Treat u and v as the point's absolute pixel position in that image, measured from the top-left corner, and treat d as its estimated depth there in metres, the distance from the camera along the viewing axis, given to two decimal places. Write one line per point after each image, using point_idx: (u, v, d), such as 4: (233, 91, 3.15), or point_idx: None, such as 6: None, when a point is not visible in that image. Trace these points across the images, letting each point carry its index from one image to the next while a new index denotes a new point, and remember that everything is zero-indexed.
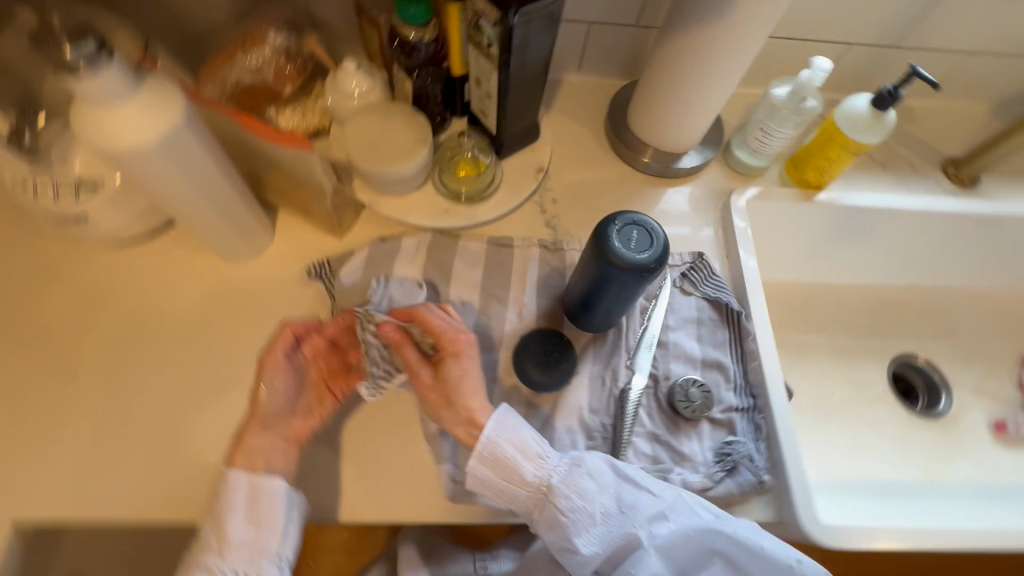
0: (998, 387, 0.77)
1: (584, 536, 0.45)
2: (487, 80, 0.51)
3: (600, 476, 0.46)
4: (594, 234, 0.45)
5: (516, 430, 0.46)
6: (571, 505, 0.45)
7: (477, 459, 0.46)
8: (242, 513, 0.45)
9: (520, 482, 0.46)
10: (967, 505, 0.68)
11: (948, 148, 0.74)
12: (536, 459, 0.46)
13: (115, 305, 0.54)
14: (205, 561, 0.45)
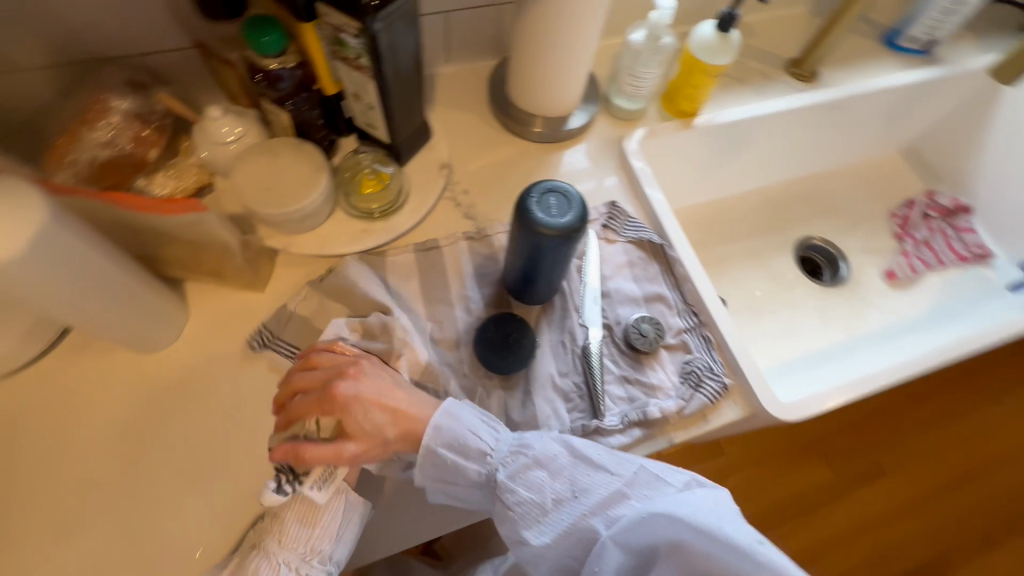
0: (880, 243, 0.89)
1: (540, 525, 0.45)
2: (366, 92, 0.51)
3: (552, 464, 0.45)
4: (517, 209, 0.46)
5: (461, 430, 0.46)
6: (523, 498, 0.45)
7: (421, 470, 0.46)
8: (301, 510, 0.44)
9: (470, 479, 0.46)
10: (885, 345, 0.79)
11: (789, 53, 0.83)
12: (478, 456, 0.46)
13: (32, 435, 0.48)
14: (264, 547, 0.43)
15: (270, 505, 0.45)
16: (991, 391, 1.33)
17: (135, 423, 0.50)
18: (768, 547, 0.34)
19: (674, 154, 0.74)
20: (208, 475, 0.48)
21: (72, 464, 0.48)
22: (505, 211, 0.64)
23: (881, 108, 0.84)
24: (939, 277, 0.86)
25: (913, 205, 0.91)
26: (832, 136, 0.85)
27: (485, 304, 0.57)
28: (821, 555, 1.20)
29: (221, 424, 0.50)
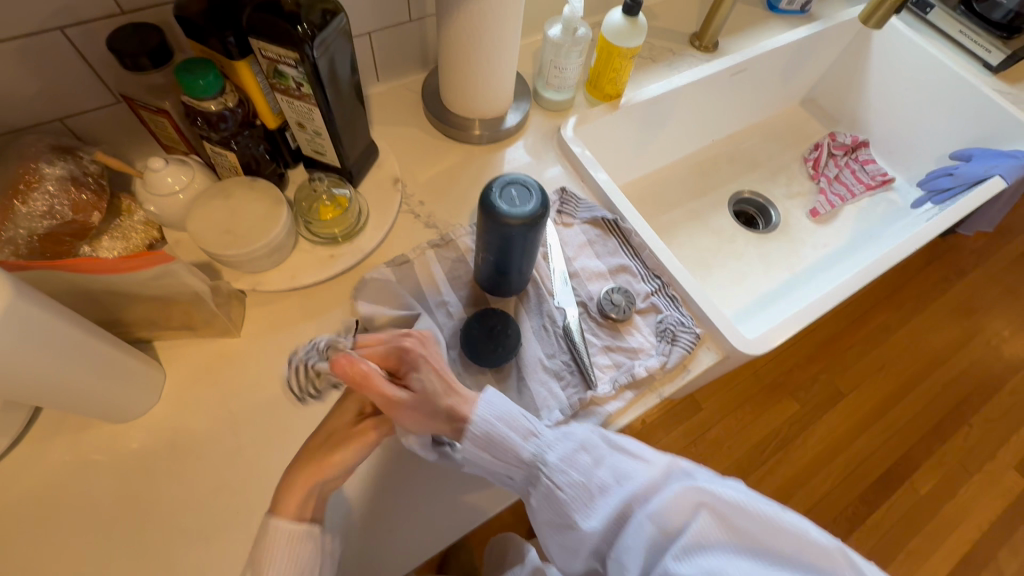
0: (799, 186, 0.99)
1: (584, 509, 0.45)
2: (310, 120, 0.52)
3: (595, 452, 0.47)
4: (481, 201, 0.48)
5: (511, 414, 0.47)
6: (568, 481, 0.45)
7: (469, 441, 0.45)
8: (288, 564, 0.40)
9: (516, 462, 0.46)
10: (823, 275, 0.88)
11: (690, 29, 0.90)
12: (529, 438, 0.47)
13: (19, 531, 0.46)
14: None
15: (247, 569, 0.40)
16: (916, 302, 1.49)
17: (132, 494, 0.48)
18: (795, 521, 0.40)
19: (606, 136, 0.79)
20: (221, 528, 0.47)
21: (71, 550, 0.45)
22: (463, 215, 0.66)
23: (777, 66, 0.93)
24: (854, 207, 0.96)
25: (820, 147, 1.01)
26: (741, 98, 0.93)
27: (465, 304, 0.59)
28: (804, 481, 1.29)
29: (225, 474, 0.49)
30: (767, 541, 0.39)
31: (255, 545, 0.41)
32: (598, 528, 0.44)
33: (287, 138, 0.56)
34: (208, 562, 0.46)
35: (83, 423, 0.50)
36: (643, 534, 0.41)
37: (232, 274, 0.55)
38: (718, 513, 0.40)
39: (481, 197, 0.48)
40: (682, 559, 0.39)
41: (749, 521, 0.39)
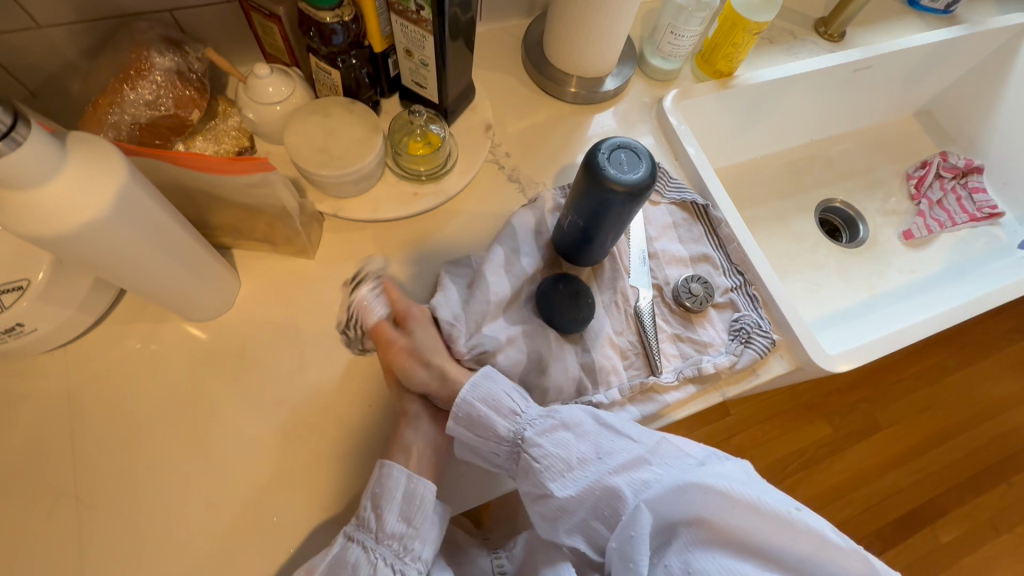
0: (896, 204, 0.91)
1: (559, 480, 0.45)
2: (420, 48, 0.50)
3: (576, 429, 0.46)
4: (586, 160, 0.46)
5: (488, 386, 0.47)
6: (547, 454, 0.45)
7: (452, 422, 0.47)
8: (397, 508, 0.44)
9: (496, 437, 0.47)
10: (905, 301, 0.82)
11: (815, 12, 0.83)
12: (509, 415, 0.46)
13: (94, 407, 0.48)
14: (356, 534, 0.43)
15: (367, 497, 0.45)
16: (981, 347, 1.39)
17: (199, 392, 0.49)
18: (803, 514, 0.38)
19: (706, 115, 0.73)
20: (278, 442, 0.48)
21: (138, 433, 0.47)
22: (548, 174, 0.63)
23: (902, 70, 0.85)
24: (952, 236, 0.89)
25: (929, 165, 0.92)
26: (854, 98, 0.86)
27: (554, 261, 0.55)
28: (823, 505, 1.26)
29: (287, 389, 0.50)
30: (768, 534, 0.38)
31: (368, 483, 0.45)
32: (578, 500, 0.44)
33: (390, 65, 0.55)
34: (262, 470, 0.47)
35: (160, 315, 0.51)
36: (628, 515, 0.41)
37: (317, 195, 0.55)
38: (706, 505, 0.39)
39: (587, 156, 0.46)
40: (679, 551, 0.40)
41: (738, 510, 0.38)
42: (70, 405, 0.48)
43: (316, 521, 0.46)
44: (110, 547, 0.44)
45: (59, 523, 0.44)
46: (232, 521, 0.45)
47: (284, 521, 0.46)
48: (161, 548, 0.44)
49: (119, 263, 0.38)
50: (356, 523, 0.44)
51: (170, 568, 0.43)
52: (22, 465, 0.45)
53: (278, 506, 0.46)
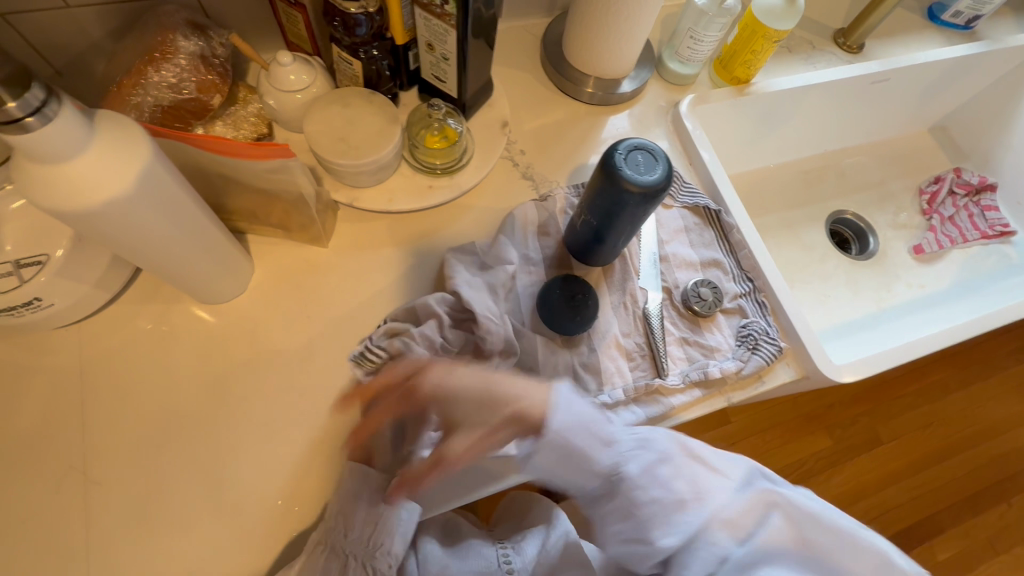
0: (907, 218, 0.91)
1: (663, 528, 0.45)
2: (441, 42, 0.51)
3: (678, 464, 0.46)
4: (604, 163, 0.46)
5: (592, 421, 0.45)
6: (658, 495, 0.46)
7: (544, 447, 0.45)
8: (364, 508, 0.44)
9: (593, 472, 0.47)
10: (913, 315, 0.82)
11: (835, 23, 0.83)
12: (608, 449, 0.46)
13: (104, 384, 0.48)
14: (325, 539, 0.43)
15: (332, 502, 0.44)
16: (985, 366, 1.38)
17: (208, 373, 0.50)
18: (868, 535, 0.44)
19: (722, 121, 0.73)
20: (284, 427, 0.48)
21: (147, 411, 0.48)
22: (562, 173, 0.64)
23: (919, 85, 0.85)
24: (963, 252, 0.88)
25: (942, 180, 0.92)
26: (870, 111, 0.86)
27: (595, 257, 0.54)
28: None
29: (296, 375, 0.50)
30: (842, 559, 0.43)
31: (338, 488, 0.45)
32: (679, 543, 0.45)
33: (410, 58, 0.55)
34: (268, 454, 0.47)
35: (173, 296, 0.52)
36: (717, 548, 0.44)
37: (333, 184, 0.55)
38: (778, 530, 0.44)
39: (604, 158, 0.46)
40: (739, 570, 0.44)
41: (801, 534, 0.44)
42: (82, 381, 0.48)
43: (318, 506, 0.46)
44: (115, 523, 0.44)
45: (65, 497, 0.44)
46: (235, 503, 0.46)
47: (286, 505, 0.46)
48: (165, 525, 0.44)
49: (139, 242, 0.38)
50: (326, 529, 0.43)
51: (173, 546, 0.44)
52: (31, 438, 0.46)
53: (281, 490, 0.46)
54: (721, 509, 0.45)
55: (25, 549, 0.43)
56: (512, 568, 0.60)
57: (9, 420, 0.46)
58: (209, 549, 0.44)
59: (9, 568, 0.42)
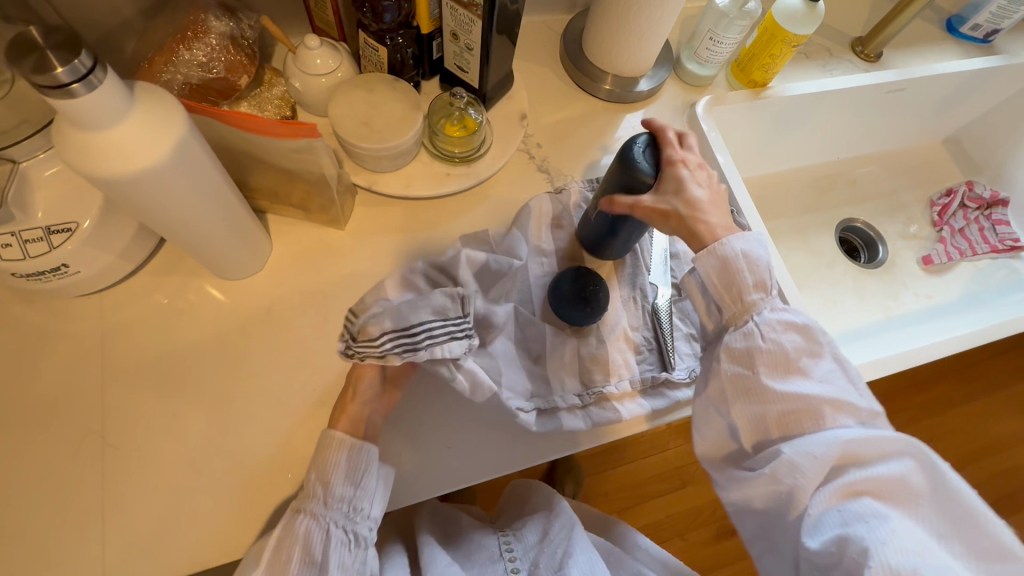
0: (918, 229, 0.91)
1: (777, 371, 0.44)
2: (467, 32, 0.52)
3: (816, 346, 0.45)
4: (621, 154, 0.49)
5: (759, 256, 0.47)
6: (780, 341, 0.45)
7: (711, 254, 0.47)
8: (344, 472, 0.43)
9: (733, 299, 0.47)
10: (919, 324, 0.82)
11: (854, 32, 0.84)
12: (764, 290, 0.47)
13: (123, 352, 0.49)
14: (308, 507, 0.42)
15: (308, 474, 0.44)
16: (987, 383, 1.38)
17: (225, 347, 0.51)
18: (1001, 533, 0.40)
19: (737, 123, 0.74)
20: (296, 402, 0.49)
21: (165, 381, 0.49)
22: (578, 167, 0.65)
23: (935, 96, 0.85)
24: (972, 265, 0.88)
25: (953, 194, 0.92)
26: (885, 121, 0.86)
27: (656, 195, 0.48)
28: None
29: (310, 353, 0.51)
30: (941, 514, 0.40)
31: (309, 459, 0.44)
32: (789, 395, 0.43)
33: (434, 47, 0.56)
34: (280, 428, 0.48)
35: (193, 271, 0.53)
36: (834, 443, 0.41)
37: (353, 168, 0.56)
38: (909, 479, 0.40)
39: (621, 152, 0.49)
40: (846, 499, 0.40)
41: (935, 502, 0.40)
42: (101, 349, 0.49)
43: None
44: (129, 487, 0.45)
45: (83, 459, 0.46)
46: (246, 473, 0.46)
47: (296, 478, 0.47)
48: (178, 491, 0.45)
49: (167, 212, 0.39)
50: (302, 497, 0.43)
51: (185, 512, 0.45)
52: (53, 400, 0.47)
53: (292, 463, 0.47)
54: (861, 434, 0.41)
55: (42, 508, 0.44)
56: (514, 557, 0.61)
57: (30, 383, 0.48)
58: (220, 516, 0.45)
59: (26, 525, 0.43)
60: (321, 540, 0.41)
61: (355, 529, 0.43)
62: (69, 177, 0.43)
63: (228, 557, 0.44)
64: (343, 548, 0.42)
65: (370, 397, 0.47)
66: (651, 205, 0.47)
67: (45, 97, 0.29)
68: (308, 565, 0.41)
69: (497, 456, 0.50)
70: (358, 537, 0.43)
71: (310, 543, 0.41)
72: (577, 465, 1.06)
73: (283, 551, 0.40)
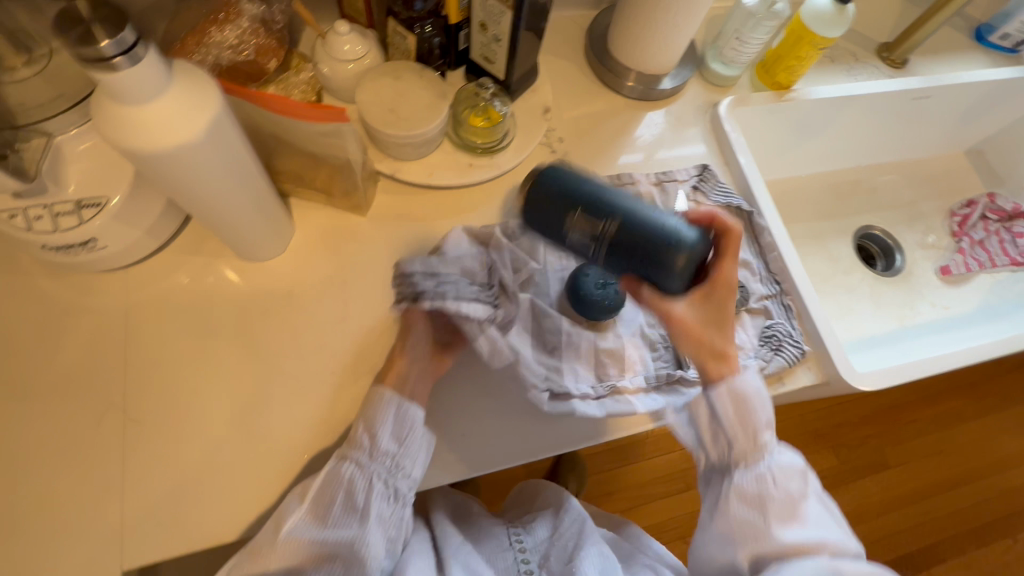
0: (936, 239, 0.90)
1: (784, 520, 0.46)
2: (496, 23, 0.52)
3: (809, 485, 0.49)
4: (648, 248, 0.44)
5: (766, 397, 0.49)
6: (786, 488, 0.47)
7: (746, 474, 0.48)
8: (389, 428, 0.44)
9: (748, 459, 0.48)
10: (936, 334, 0.81)
11: (879, 37, 0.83)
12: (788, 489, 0.48)
13: (144, 329, 0.50)
14: (352, 455, 0.44)
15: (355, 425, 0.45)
16: (1002, 399, 1.33)
17: (245, 327, 0.51)
18: None
19: (758, 125, 0.74)
20: (313, 385, 0.50)
21: (186, 358, 0.49)
22: (599, 162, 0.65)
23: (959, 104, 0.84)
24: (990, 277, 0.87)
25: (974, 205, 0.90)
26: (908, 128, 0.85)
27: (699, 323, 0.47)
28: None
29: (328, 336, 0.52)
30: None
31: (361, 406, 0.46)
32: (794, 547, 0.45)
33: (461, 37, 0.56)
34: (296, 409, 0.49)
35: (216, 251, 0.54)
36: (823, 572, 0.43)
37: (377, 156, 0.57)
38: None
39: (665, 229, 0.44)
40: None
41: None
42: (123, 325, 0.50)
43: None
44: (147, 461, 0.46)
45: (105, 431, 0.46)
46: (263, 452, 0.47)
47: (312, 459, 0.47)
48: (194, 468, 0.46)
49: (197, 189, 0.40)
50: (349, 443, 0.45)
51: (202, 487, 0.45)
52: (75, 373, 0.48)
53: (308, 444, 0.48)
54: (842, 564, 0.44)
55: (64, 477, 0.45)
56: (524, 547, 0.61)
57: (55, 354, 0.49)
58: (236, 493, 0.46)
59: (48, 492, 0.44)
60: (363, 490, 0.43)
61: (396, 485, 0.44)
62: (103, 153, 0.44)
63: (243, 533, 0.45)
64: (382, 500, 0.44)
65: (417, 352, 0.49)
66: (690, 328, 0.47)
67: (89, 70, 0.30)
68: (349, 509, 0.43)
69: (507, 444, 0.50)
70: (397, 493, 0.45)
71: (352, 490, 0.43)
72: (582, 463, 1.05)
73: (327, 491, 0.43)
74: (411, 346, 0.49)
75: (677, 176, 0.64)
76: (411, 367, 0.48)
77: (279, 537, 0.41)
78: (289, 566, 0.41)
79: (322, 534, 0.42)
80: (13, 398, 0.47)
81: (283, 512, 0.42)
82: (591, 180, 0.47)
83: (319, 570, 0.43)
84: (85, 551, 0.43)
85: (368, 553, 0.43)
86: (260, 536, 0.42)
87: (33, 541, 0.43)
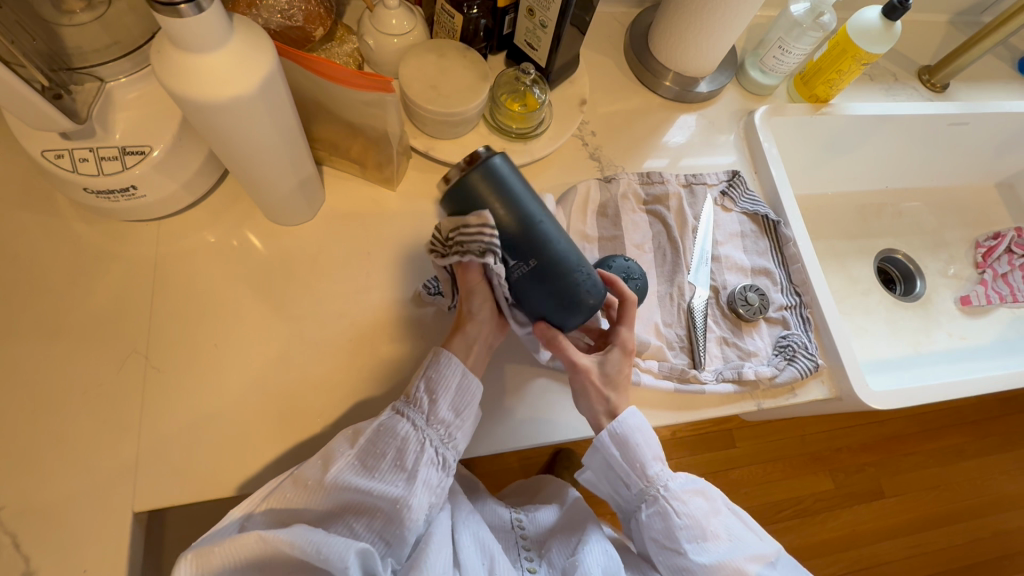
0: (958, 269, 0.87)
1: (695, 543, 0.48)
2: (544, 9, 0.53)
3: (713, 502, 0.51)
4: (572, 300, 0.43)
5: (649, 431, 0.50)
6: (691, 512, 0.49)
7: (647, 510, 0.50)
8: (450, 397, 0.45)
9: (639, 472, 0.50)
10: (948, 364, 0.80)
11: (921, 59, 0.83)
12: (686, 503, 0.49)
13: (171, 281, 0.51)
14: (408, 412, 0.45)
15: (417, 391, 0.46)
16: (1007, 440, 1.31)
17: (270, 288, 0.52)
18: None
19: (790, 137, 0.74)
20: (330, 350, 0.50)
21: (212, 312, 0.50)
22: (629, 157, 0.65)
23: (994, 136, 0.84)
24: (1010, 311, 0.85)
25: (1001, 236, 0.87)
26: (941, 153, 0.84)
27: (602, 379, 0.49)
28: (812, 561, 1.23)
29: (349, 304, 0.52)
30: None
31: (422, 368, 0.47)
32: (708, 571, 0.47)
33: (506, 21, 0.58)
34: (312, 372, 0.49)
35: (249, 212, 0.54)
36: None
37: (413, 133, 0.58)
38: None
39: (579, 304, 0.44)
40: None
41: None
42: (152, 276, 0.51)
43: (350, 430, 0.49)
44: (164, 408, 0.47)
45: (126, 375, 0.47)
46: (278, 410, 0.48)
47: (324, 423, 0.48)
48: (208, 420, 0.47)
49: (253, 152, 0.42)
50: (407, 402, 0.46)
51: (217, 439, 0.46)
52: (100, 318, 0.49)
53: (322, 408, 0.48)
54: None
55: (83, 416, 0.46)
56: (525, 532, 0.62)
57: (83, 297, 0.50)
58: (248, 447, 0.46)
59: (68, 430, 0.45)
60: (416, 451, 0.44)
61: (443, 455, 0.45)
62: (151, 102, 0.45)
63: (252, 486, 0.46)
64: (431, 466, 0.44)
65: (484, 317, 0.47)
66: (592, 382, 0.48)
67: (155, 13, 0.30)
68: (397, 467, 0.43)
69: (545, 413, 0.51)
70: (442, 461, 0.45)
71: (401, 446, 0.43)
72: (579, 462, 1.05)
73: (379, 443, 0.43)
74: (478, 310, 0.47)
75: (707, 179, 0.64)
76: (481, 332, 0.47)
77: (327, 477, 0.40)
78: (327, 508, 0.41)
79: (368, 484, 0.41)
80: (40, 334, 0.48)
81: (332, 453, 0.42)
82: (509, 187, 0.41)
83: (356, 520, 0.42)
84: (100, 490, 0.44)
85: (408, 515, 0.42)
86: (307, 468, 0.41)
87: (48, 475, 0.44)
